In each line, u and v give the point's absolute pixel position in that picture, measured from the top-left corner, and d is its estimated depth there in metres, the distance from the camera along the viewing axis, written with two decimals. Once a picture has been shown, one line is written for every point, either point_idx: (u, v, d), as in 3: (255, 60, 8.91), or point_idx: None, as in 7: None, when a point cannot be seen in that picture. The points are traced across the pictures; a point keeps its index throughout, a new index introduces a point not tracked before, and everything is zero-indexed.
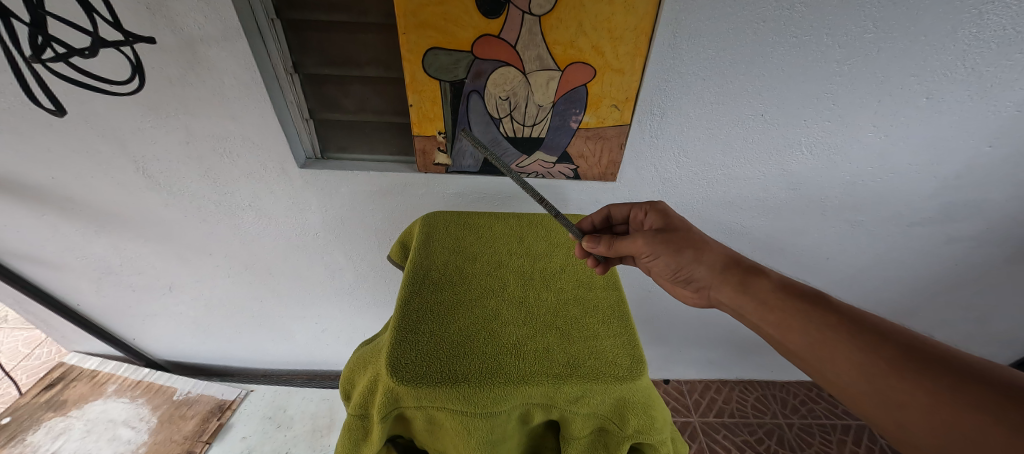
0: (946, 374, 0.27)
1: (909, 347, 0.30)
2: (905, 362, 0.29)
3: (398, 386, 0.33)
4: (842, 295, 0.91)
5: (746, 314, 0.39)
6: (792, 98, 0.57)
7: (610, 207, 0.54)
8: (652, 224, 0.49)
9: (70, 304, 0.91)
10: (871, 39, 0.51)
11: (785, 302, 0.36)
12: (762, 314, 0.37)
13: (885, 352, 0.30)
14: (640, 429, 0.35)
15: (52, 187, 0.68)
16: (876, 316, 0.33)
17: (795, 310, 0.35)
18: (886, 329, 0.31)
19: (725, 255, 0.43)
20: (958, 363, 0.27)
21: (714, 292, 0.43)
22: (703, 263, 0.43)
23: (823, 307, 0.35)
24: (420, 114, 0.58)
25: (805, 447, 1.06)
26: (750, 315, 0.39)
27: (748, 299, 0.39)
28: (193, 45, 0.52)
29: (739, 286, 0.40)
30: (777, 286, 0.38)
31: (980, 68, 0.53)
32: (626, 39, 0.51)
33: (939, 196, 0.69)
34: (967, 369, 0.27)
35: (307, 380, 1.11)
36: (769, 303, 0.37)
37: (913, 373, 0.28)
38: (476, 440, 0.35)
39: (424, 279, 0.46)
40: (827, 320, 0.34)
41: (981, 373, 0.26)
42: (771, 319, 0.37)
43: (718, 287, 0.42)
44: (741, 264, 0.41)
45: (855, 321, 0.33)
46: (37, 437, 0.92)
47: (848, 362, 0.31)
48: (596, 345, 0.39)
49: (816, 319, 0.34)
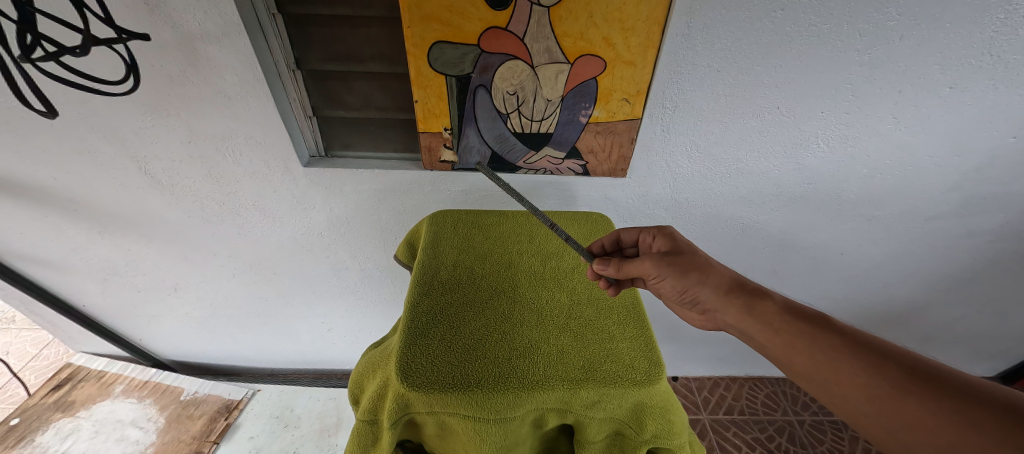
0: (948, 395, 0.26)
1: (914, 369, 0.29)
2: (908, 384, 0.28)
3: (408, 392, 0.32)
4: (854, 290, 0.89)
5: (753, 337, 0.37)
6: (809, 89, 0.55)
7: (619, 230, 0.51)
8: (661, 247, 0.47)
9: (75, 304, 0.91)
10: (893, 27, 0.49)
11: (791, 326, 0.35)
12: (768, 336, 0.36)
13: (890, 374, 0.29)
14: (658, 433, 0.35)
15: (55, 189, 0.68)
16: (880, 338, 0.32)
17: (799, 332, 0.34)
18: (887, 350, 0.30)
19: (731, 278, 0.41)
20: (961, 385, 0.26)
21: (721, 316, 0.41)
22: (708, 284, 0.41)
23: (827, 328, 0.34)
24: (425, 110, 0.57)
25: (816, 444, 1.05)
26: (757, 337, 0.37)
27: (754, 322, 0.37)
28: (192, 41, 0.51)
29: (745, 308, 0.38)
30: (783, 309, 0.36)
31: (1008, 55, 0.51)
32: (638, 30, 0.49)
33: (959, 189, 0.67)
34: (969, 390, 0.26)
35: (313, 380, 1.10)
36: (774, 325, 0.36)
37: (917, 395, 0.27)
38: (488, 446, 0.34)
39: (431, 281, 0.45)
40: (830, 342, 0.32)
41: (984, 394, 0.25)
42: (777, 341, 0.35)
43: (723, 311, 0.40)
44: (747, 286, 0.40)
45: (858, 343, 0.32)
46: (46, 438, 0.93)
47: (852, 385, 0.30)
48: (611, 348, 0.37)
49: (822, 342, 0.33)
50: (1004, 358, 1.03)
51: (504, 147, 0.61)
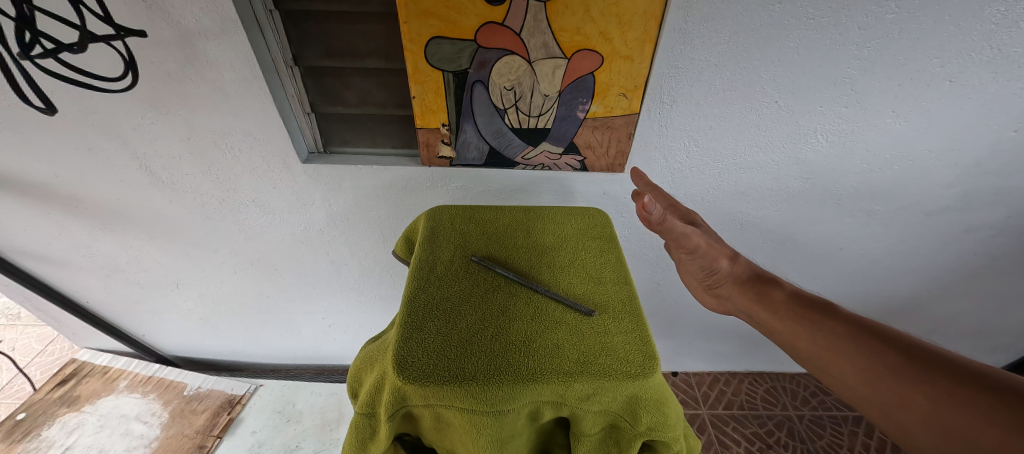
0: (941, 378, 0.31)
1: (914, 354, 0.33)
2: (901, 365, 0.33)
3: (404, 385, 0.32)
4: (853, 284, 0.89)
5: (760, 321, 0.45)
6: (807, 83, 0.55)
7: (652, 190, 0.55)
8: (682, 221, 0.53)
9: (79, 300, 0.92)
10: (891, 20, 0.49)
11: (795, 311, 0.42)
12: (774, 321, 0.43)
13: (888, 358, 0.34)
14: (652, 426, 0.35)
15: (57, 185, 0.68)
16: (886, 327, 0.38)
17: (802, 319, 0.41)
18: (891, 338, 0.36)
19: (749, 269, 0.49)
20: (958, 367, 0.31)
21: (733, 301, 0.48)
22: (731, 274, 0.49)
23: (832, 317, 0.40)
24: (423, 106, 0.57)
25: (815, 439, 1.05)
26: (764, 322, 0.44)
27: (762, 307, 0.44)
28: (190, 38, 0.51)
29: (757, 296, 0.46)
30: (788, 297, 0.44)
31: (1008, 48, 0.51)
32: (635, 25, 0.49)
33: (959, 184, 0.67)
34: (966, 373, 0.30)
35: (315, 375, 1.11)
36: (781, 312, 0.43)
37: (912, 378, 0.32)
38: (484, 437, 0.35)
39: (428, 275, 0.45)
40: (834, 329, 0.39)
41: (978, 376, 0.30)
42: (783, 326, 0.42)
43: (737, 298, 0.48)
44: (761, 277, 0.48)
45: (861, 331, 0.37)
46: (52, 432, 0.94)
47: (853, 367, 0.36)
48: (606, 341, 0.37)
49: (826, 329, 0.39)
50: (1003, 352, 1.04)
51: (502, 142, 0.62)
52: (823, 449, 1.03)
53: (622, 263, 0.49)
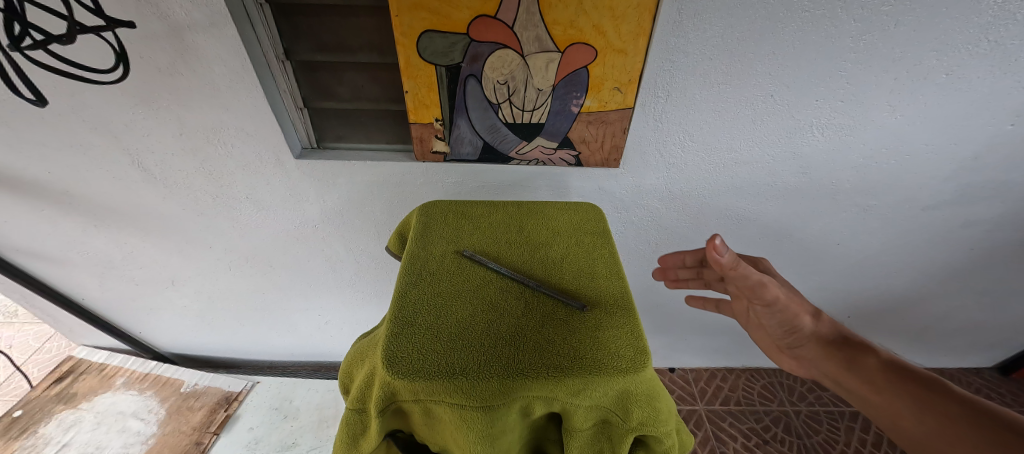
0: None
1: None
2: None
3: (393, 380, 0.32)
4: (850, 280, 0.89)
5: (852, 390, 0.42)
6: (803, 77, 0.55)
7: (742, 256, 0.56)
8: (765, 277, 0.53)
9: (75, 298, 0.92)
10: (888, 12, 0.48)
11: (895, 383, 0.38)
12: (868, 391, 0.40)
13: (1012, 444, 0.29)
14: (643, 421, 0.35)
15: (50, 182, 0.68)
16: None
17: (903, 392, 0.37)
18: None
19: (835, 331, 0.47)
20: None
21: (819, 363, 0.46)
22: (814, 333, 0.48)
23: (944, 395, 0.36)
24: (416, 100, 0.57)
25: (812, 434, 1.05)
26: (858, 392, 0.41)
27: (852, 374, 0.42)
28: (180, 32, 0.51)
29: (846, 362, 0.43)
30: (883, 365, 0.40)
31: (1006, 41, 0.50)
32: (629, 17, 0.48)
33: (956, 178, 0.67)
34: None
35: (312, 372, 1.11)
36: (875, 380, 0.40)
37: None
38: (475, 433, 0.35)
39: (420, 270, 0.45)
40: (946, 409, 0.34)
41: None
42: (879, 396, 0.39)
43: (823, 363, 0.46)
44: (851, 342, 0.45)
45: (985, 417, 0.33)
46: (49, 429, 0.94)
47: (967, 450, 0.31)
48: (598, 336, 0.37)
49: (936, 408, 0.35)
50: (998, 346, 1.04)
51: (496, 137, 0.61)
52: (819, 444, 1.03)
53: (615, 258, 0.49)
